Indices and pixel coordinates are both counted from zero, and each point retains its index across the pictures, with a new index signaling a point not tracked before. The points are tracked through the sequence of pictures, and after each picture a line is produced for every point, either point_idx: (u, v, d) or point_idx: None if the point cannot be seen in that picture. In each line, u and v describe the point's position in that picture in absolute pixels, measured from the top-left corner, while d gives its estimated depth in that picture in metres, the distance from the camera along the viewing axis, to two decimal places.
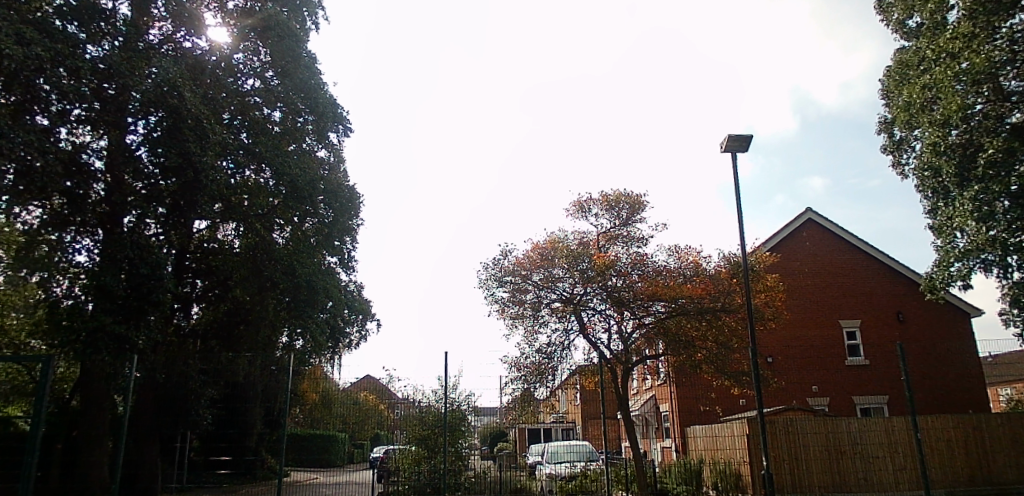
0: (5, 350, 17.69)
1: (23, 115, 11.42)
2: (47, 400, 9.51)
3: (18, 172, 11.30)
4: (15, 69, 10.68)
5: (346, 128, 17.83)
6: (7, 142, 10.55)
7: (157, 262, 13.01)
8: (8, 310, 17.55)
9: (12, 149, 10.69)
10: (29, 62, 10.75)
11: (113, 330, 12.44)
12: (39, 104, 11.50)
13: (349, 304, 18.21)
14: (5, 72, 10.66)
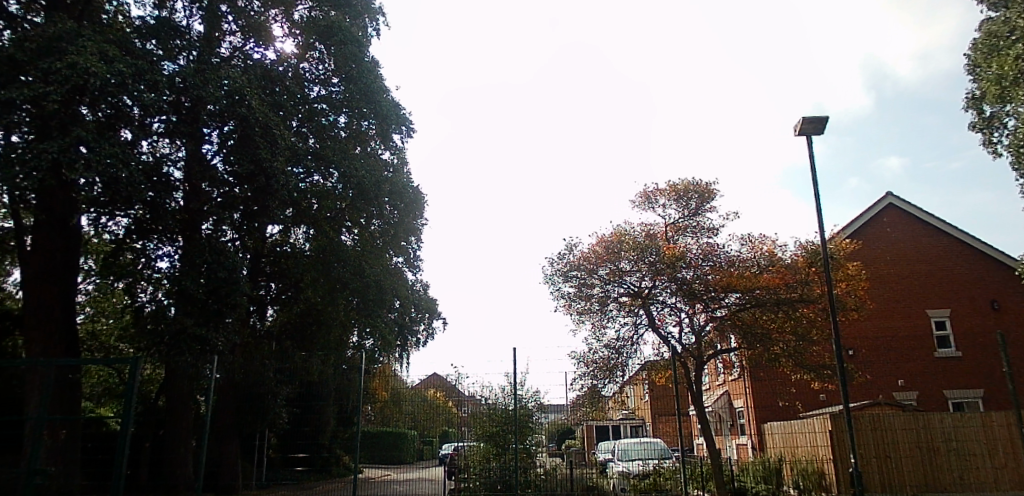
0: (98, 354, 18.68)
1: (107, 131, 11.91)
2: (135, 400, 9.94)
3: (104, 185, 11.82)
4: (99, 86, 11.25)
5: (409, 129, 17.94)
6: (94, 158, 11.27)
7: (234, 265, 13.41)
8: (99, 315, 18.61)
9: (100, 162, 11.35)
10: (108, 78, 11.29)
11: (194, 331, 12.94)
12: (123, 118, 11.97)
13: (416, 302, 18.36)
14: (88, 88, 11.21)
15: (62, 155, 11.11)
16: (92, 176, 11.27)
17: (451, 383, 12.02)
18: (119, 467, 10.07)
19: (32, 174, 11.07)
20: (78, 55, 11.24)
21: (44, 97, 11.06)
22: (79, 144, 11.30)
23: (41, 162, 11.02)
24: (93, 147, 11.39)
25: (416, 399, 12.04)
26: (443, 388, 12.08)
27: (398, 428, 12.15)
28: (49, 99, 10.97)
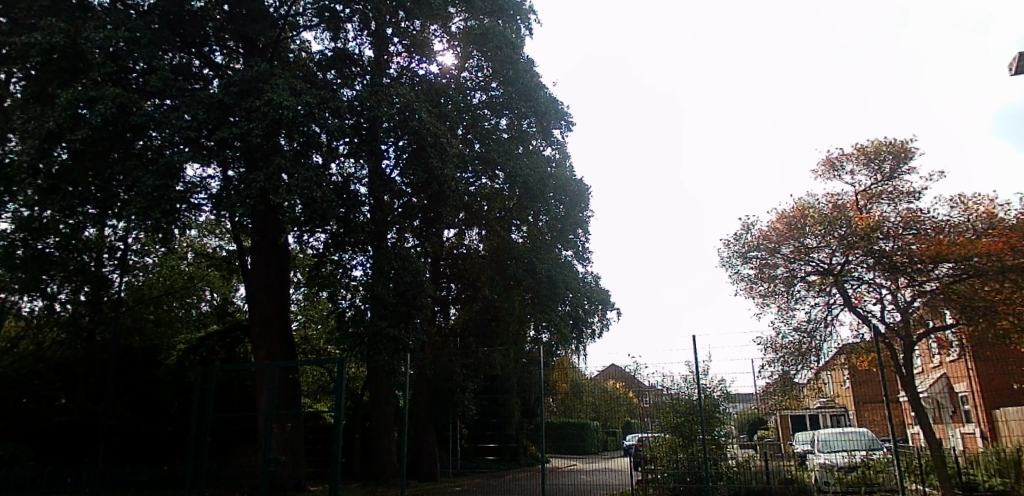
0: (312, 355, 21.17)
1: (303, 157, 13.44)
2: (344, 395, 11.09)
3: (304, 205, 13.33)
4: (294, 118, 12.74)
5: (568, 123, 17.88)
6: (295, 182, 12.78)
7: (416, 269, 14.74)
8: (309, 321, 21.08)
9: (300, 186, 12.87)
10: (300, 110, 12.71)
11: (388, 332, 14.13)
12: (314, 144, 13.44)
13: (588, 294, 18.29)
14: (286, 122, 12.72)
15: (269, 182, 12.72)
16: (293, 198, 12.77)
17: (629, 374, 11.83)
18: (335, 455, 11.36)
19: (247, 202, 12.84)
20: (272, 92, 12.77)
21: (249, 133, 12.79)
22: (281, 172, 12.90)
23: (253, 190, 12.71)
24: (292, 173, 12.89)
25: (596, 389, 12.18)
26: (623, 379, 12.03)
27: (582, 421, 12.09)
28: (253, 134, 12.63)
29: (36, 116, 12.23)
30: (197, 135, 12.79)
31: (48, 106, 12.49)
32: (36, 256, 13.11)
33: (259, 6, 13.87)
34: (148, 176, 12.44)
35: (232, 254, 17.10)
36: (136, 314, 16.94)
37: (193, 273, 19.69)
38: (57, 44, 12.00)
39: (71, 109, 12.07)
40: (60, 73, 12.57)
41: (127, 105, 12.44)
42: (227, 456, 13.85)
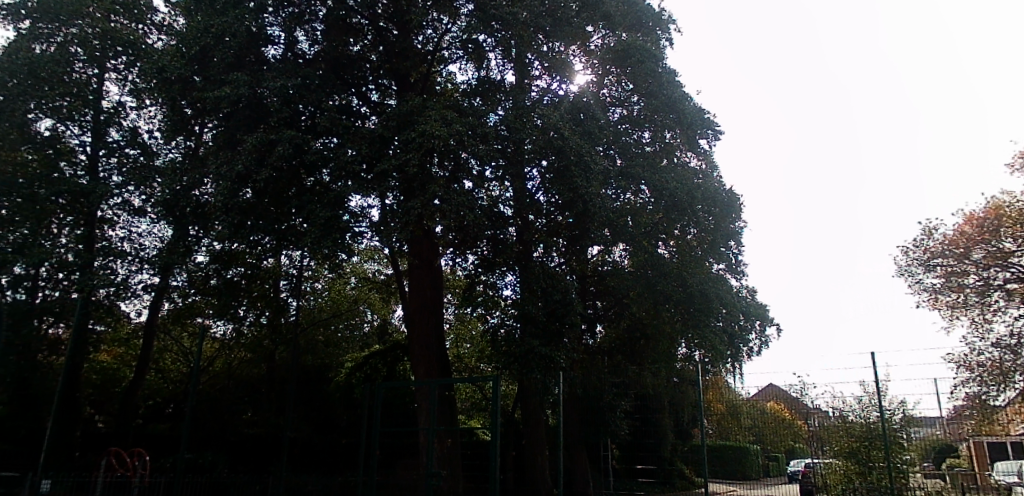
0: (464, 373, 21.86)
1: (454, 183, 14.02)
2: (498, 415, 11.33)
3: (456, 229, 13.86)
4: (446, 146, 13.40)
5: (715, 131, 17.03)
6: (448, 206, 13.35)
7: (564, 288, 14.74)
8: (460, 340, 21.75)
9: (453, 210, 13.42)
10: (451, 138, 13.34)
11: (540, 351, 14.23)
12: (464, 170, 14.00)
13: (744, 309, 17.30)
14: (438, 150, 13.39)
15: (424, 209, 13.46)
16: (446, 222, 13.41)
17: (790, 394, 11.05)
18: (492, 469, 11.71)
19: (405, 228, 13.71)
20: (426, 123, 13.53)
21: (405, 164, 13.74)
22: (435, 198, 13.53)
23: (410, 217, 13.47)
24: (444, 198, 13.47)
25: (754, 412, 11.54)
26: (784, 401, 11.37)
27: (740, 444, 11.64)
28: (410, 164, 13.45)
29: (227, 160, 13.82)
30: (359, 168, 13.86)
31: (236, 150, 14.10)
32: (230, 285, 14.78)
33: (409, 44, 14.89)
34: (321, 209, 13.63)
35: (390, 277, 18.06)
36: (309, 334, 18.55)
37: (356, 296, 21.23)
38: (242, 95, 13.51)
39: (256, 153, 13.55)
40: (245, 121, 14.11)
41: (300, 145, 13.70)
42: (393, 468, 14.70)
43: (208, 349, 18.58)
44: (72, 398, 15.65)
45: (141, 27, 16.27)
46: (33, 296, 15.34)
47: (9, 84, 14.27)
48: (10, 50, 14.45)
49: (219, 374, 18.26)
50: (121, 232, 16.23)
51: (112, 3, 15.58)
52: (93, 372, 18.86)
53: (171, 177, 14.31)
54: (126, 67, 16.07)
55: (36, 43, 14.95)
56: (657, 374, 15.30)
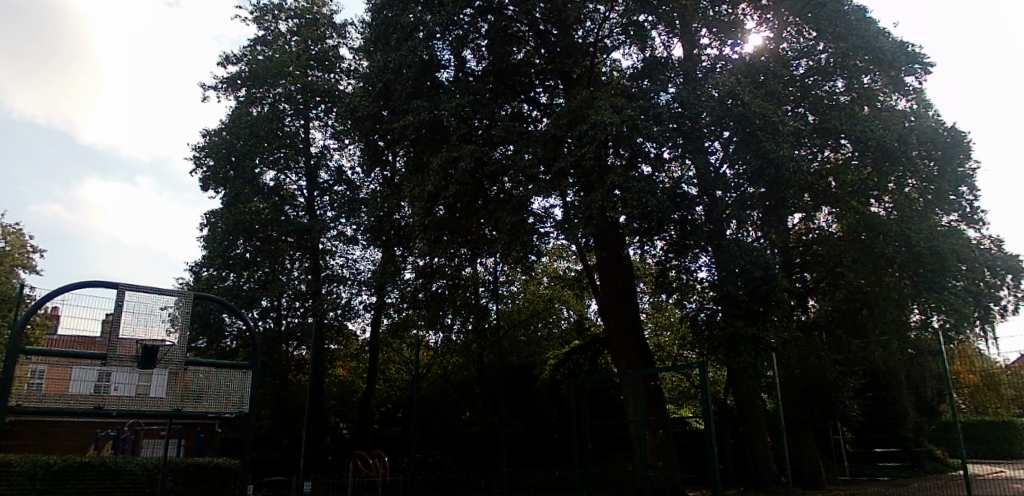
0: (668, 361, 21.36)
1: (632, 170, 13.87)
2: (711, 406, 10.81)
3: (640, 217, 13.60)
4: (617, 132, 13.28)
5: (927, 65, 14.89)
6: (629, 195, 13.15)
7: (766, 263, 13.73)
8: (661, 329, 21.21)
9: (635, 199, 13.19)
10: (624, 124, 13.18)
11: (746, 332, 13.53)
12: (640, 156, 13.84)
13: (989, 263, 15.03)
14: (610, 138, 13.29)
15: (605, 201, 13.40)
16: (629, 211, 13.16)
17: None
18: (711, 462, 11.23)
19: (590, 223, 13.81)
20: (596, 114, 13.48)
21: (581, 159, 13.82)
22: (614, 189, 13.41)
23: (594, 211, 13.52)
24: (624, 188, 13.27)
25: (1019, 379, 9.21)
26: None
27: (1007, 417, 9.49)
28: (586, 158, 13.52)
29: (419, 182, 14.93)
30: (538, 170, 14.22)
31: (425, 173, 15.18)
32: (437, 298, 15.93)
33: (571, 40, 14.78)
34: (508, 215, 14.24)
35: (580, 273, 18.03)
36: (511, 336, 19.37)
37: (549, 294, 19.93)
38: (423, 120, 14.53)
39: (442, 171, 14.49)
40: (430, 143, 15.19)
41: (481, 157, 14.36)
42: (607, 460, 15.00)
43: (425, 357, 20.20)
44: (323, 410, 17.75)
45: (334, 76, 17.84)
46: (279, 324, 16.73)
47: (238, 146, 16.57)
48: (235, 116, 16.85)
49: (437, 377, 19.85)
50: (341, 260, 17.80)
51: (308, 59, 17.31)
52: (332, 386, 21.47)
53: (375, 205, 15.78)
54: (326, 114, 17.67)
55: (254, 107, 17.15)
56: (887, 347, 13.76)
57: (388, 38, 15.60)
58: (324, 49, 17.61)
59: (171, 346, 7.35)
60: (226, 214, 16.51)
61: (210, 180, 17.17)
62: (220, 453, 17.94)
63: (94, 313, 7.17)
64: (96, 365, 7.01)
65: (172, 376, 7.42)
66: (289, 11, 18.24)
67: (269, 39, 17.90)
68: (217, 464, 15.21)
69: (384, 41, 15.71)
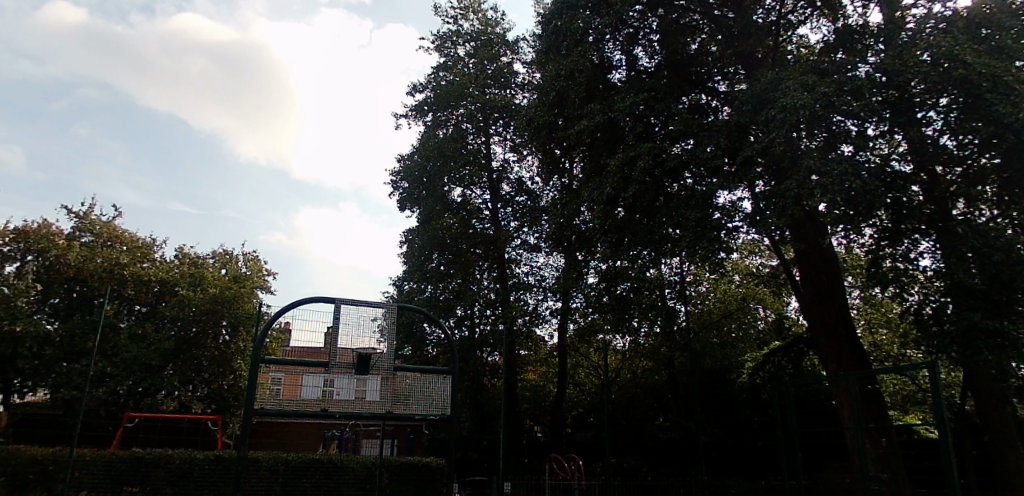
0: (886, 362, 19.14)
1: (832, 152, 12.46)
2: (946, 408, 9.07)
3: (845, 201, 12.15)
4: (810, 112, 12.22)
5: None
6: (828, 180, 11.87)
7: (1009, 244, 11.47)
8: (876, 325, 19.37)
9: (835, 183, 11.85)
10: (817, 103, 12.17)
11: (990, 327, 11.42)
12: (841, 136, 12.48)
13: None
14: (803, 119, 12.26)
15: (802, 189, 12.23)
16: (830, 197, 11.81)
17: None
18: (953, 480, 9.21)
19: (784, 212, 12.78)
20: (785, 96, 12.52)
21: (769, 145, 12.89)
22: (810, 174, 12.19)
23: (789, 199, 12.52)
24: (823, 172, 11.99)
25: None
26: None
27: None
28: (776, 144, 12.55)
29: (598, 185, 14.97)
30: (721, 162, 13.55)
31: (603, 175, 15.15)
32: (621, 300, 15.79)
33: (751, 20, 14.06)
34: (693, 211, 13.70)
35: (777, 268, 17.33)
36: (702, 337, 19.24)
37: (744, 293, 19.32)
38: (600, 123, 14.62)
39: (621, 172, 14.41)
40: (607, 146, 15.24)
41: (660, 154, 14.03)
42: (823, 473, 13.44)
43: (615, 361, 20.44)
44: (517, 414, 18.47)
45: (510, 91, 18.56)
46: (472, 331, 17.81)
47: (427, 167, 18.10)
48: (423, 139, 18.30)
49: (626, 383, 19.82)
50: (525, 268, 18.10)
51: (485, 79, 18.26)
52: (525, 390, 22.25)
53: (556, 211, 16.15)
54: (505, 128, 18.49)
55: (440, 129, 18.44)
56: None
57: (560, 47, 15.91)
58: (499, 67, 18.41)
59: (380, 354, 9.67)
60: (421, 230, 18.08)
61: (406, 201, 18.79)
62: (428, 452, 19.36)
63: (317, 328, 9.45)
64: (322, 373, 9.36)
65: (381, 380, 9.64)
66: (466, 35, 19.39)
67: (450, 64, 19.15)
68: (426, 462, 16.20)
69: (555, 51, 16.06)
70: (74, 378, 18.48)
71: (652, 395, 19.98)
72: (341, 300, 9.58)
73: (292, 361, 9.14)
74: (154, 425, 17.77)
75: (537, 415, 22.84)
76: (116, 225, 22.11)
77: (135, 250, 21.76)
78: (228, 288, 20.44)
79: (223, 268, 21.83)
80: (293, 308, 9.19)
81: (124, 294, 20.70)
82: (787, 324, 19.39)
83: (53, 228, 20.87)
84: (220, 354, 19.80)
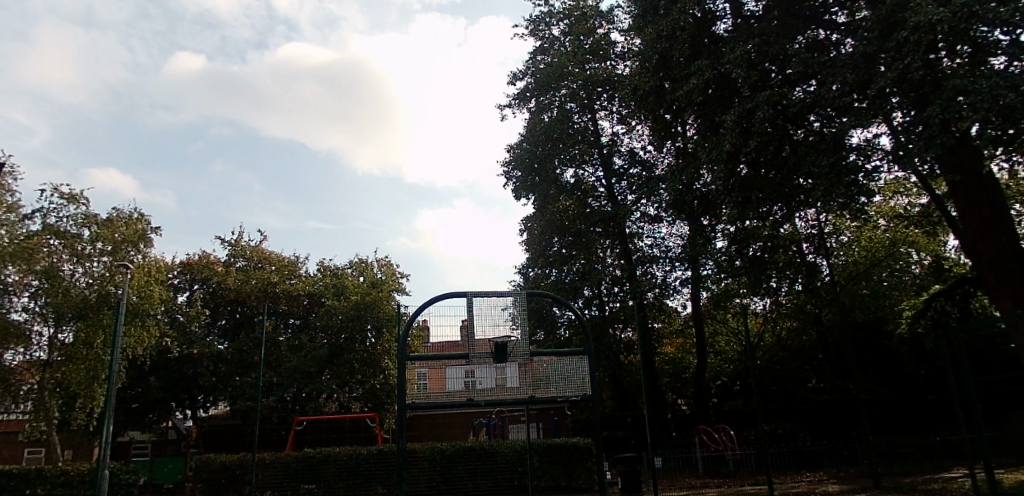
0: None
1: (978, 68, 11.22)
2: None
3: (1005, 118, 10.57)
4: (948, 27, 10.76)
5: None
6: (981, 100, 10.46)
7: None
8: None
9: (991, 101, 10.42)
10: (956, 16, 10.66)
11: None
12: (986, 49, 11.05)
13: None
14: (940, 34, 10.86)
15: (949, 113, 10.94)
16: (984, 117, 10.43)
17: None
18: None
19: (932, 144, 11.18)
20: (916, 13, 11.11)
21: (905, 71, 11.53)
22: (958, 94, 10.91)
23: (932, 128, 11.12)
24: (973, 89, 10.66)
25: None
26: None
27: None
28: (912, 69, 11.25)
29: (715, 145, 14.28)
30: (851, 99, 12.34)
31: (720, 133, 14.43)
32: (756, 261, 15.01)
33: None
34: (822, 156, 12.63)
35: (929, 206, 15.85)
36: (849, 289, 18.17)
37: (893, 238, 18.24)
38: (709, 79, 13.93)
39: (738, 127, 13.62)
40: (720, 101, 14.47)
41: (781, 101, 13.08)
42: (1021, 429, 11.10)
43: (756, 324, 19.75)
44: (659, 388, 18.28)
45: (610, 63, 18.21)
46: (603, 310, 17.98)
47: (538, 153, 18.55)
48: (531, 125, 18.68)
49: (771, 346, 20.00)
50: (649, 241, 17.71)
51: (584, 54, 18.01)
52: (664, 364, 21.97)
53: (674, 178, 15.63)
54: (610, 101, 18.22)
55: (545, 113, 18.72)
56: None
57: (657, 7, 15.26)
58: (597, 39, 18.05)
59: (515, 342, 9.37)
60: (541, 216, 18.69)
61: (521, 189, 19.31)
62: (574, 433, 19.64)
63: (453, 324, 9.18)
64: (464, 363, 9.37)
65: (519, 367, 9.39)
66: (559, 14, 19.30)
67: (546, 47, 19.27)
68: (572, 443, 16.30)
69: (652, 11, 15.41)
70: (249, 389, 20.54)
71: (802, 357, 19.43)
72: (472, 293, 9.25)
73: (433, 358, 9.05)
74: (321, 426, 19.46)
75: (679, 388, 22.45)
76: (262, 248, 24.04)
77: (283, 268, 23.52)
78: (368, 293, 21.67)
79: (361, 276, 23.14)
80: (429, 306, 8.98)
81: (279, 309, 22.69)
82: (946, 265, 17.74)
83: (213, 258, 23.24)
84: (369, 355, 21.15)
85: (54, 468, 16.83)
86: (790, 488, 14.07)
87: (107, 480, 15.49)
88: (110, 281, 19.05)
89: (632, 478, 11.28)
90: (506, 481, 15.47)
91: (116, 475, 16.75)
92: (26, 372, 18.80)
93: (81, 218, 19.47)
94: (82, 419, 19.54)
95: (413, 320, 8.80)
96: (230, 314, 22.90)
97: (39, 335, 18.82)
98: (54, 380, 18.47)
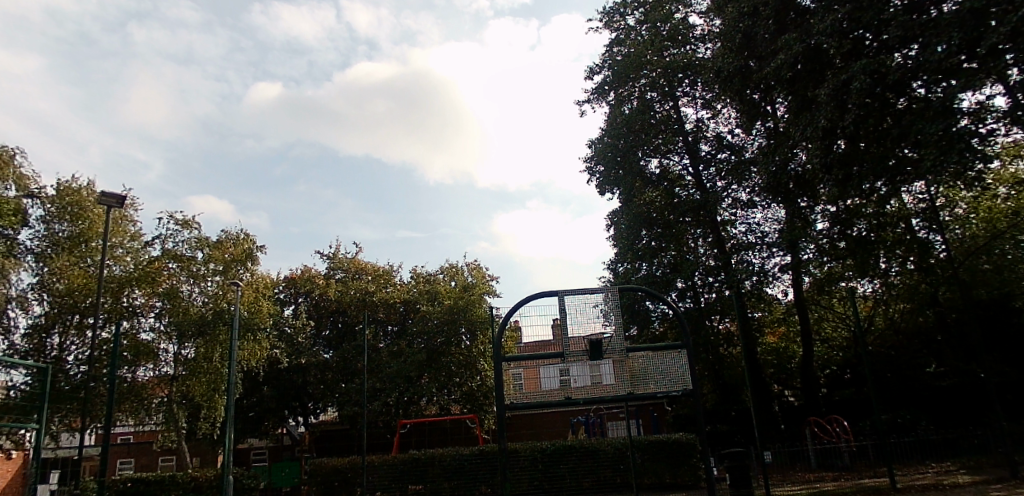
0: None
1: None
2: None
3: None
4: None
5: None
6: None
7: None
8: None
9: None
10: None
11: None
12: None
13: None
14: None
15: None
16: None
17: None
18: None
19: None
20: None
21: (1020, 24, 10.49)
22: None
23: None
24: None
25: None
26: None
27: None
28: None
29: (809, 122, 13.60)
30: (958, 61, 11.36)
31: (814, 108, 13.70)
32: (860, 241, 14.21)
33: None
34: (928, 125, 11.72)
35: None
36: (967, 265, 16.96)
37: (1017, 206, 16.81)
38: (798, 53, 13.28)
39: (834, 101, 12.87)
40: (812, 76, 13.80)
41: (879, 69, 12.26)
42: None
43: (865, 306, 18.80)
44: (762, 380, 17.65)
45: (691, 47, 17.66)
46: (698, 301, 17.64)
47: (620, 145, 18.51)
48: (612, 119, 18.59)
49: (885, 330, 19.36)
50: (743, 227, 17.09)
51: (662, 42, 17.64)
52: (767, 354, 21.24)
53: (766, 161, 15.06)
54: (692, 86, 17.82)
55: (625, 105, 18.61)
56: None
57: None
58: (674, 26, 17.54)
59: (610, 338, 9.18)
60: (627, 210, 18.46)
61: (605, 184, 19.34)
62: (676, 428, 19.31)
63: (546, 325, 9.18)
64: (558, 361, 9.28)
65: (614, 364, 9.22)
66: (635, 3, 18.96)
67: (622, 38, 19.05)
68: (675, 438, 15.97)
69: None
70: (354, 395, 21.47)
71: (919, 340, 18.31)
72: (563, 292, 9.23)
73: (527, 358, 9.05)
74: (423, 428, 20.10)
75: (785, 378, 21.69)
76: (358, 260, 25.09)
77: (378, 277, 24.39)
78: (461, 297, 22.18)
79: (452, 281, 23.70)
80: (521, 306, 9.01)
81: (378, 317, 23.56)
82: None
83: (314, 272, 24.48)
84: (465, 358, 21.61)
85: (184, 475, 18.19)
86: (915, 480, 13.21)
87: (231, 484, 16.56)
88: (224, 298, 20.37)
89: (742, 473, 10.62)
90: (608, 478, 15.25)
91: (239, 480, 17.92)
92: (156, 386, 20.42)
93: (194, 242, 21.01)
94: (207, 429, 21.08)
95: (505, 323, 8.83)
96: (333, 324, 24.02)
97: (165, 352, 20.44)
98: (181, 392, 20.02)
